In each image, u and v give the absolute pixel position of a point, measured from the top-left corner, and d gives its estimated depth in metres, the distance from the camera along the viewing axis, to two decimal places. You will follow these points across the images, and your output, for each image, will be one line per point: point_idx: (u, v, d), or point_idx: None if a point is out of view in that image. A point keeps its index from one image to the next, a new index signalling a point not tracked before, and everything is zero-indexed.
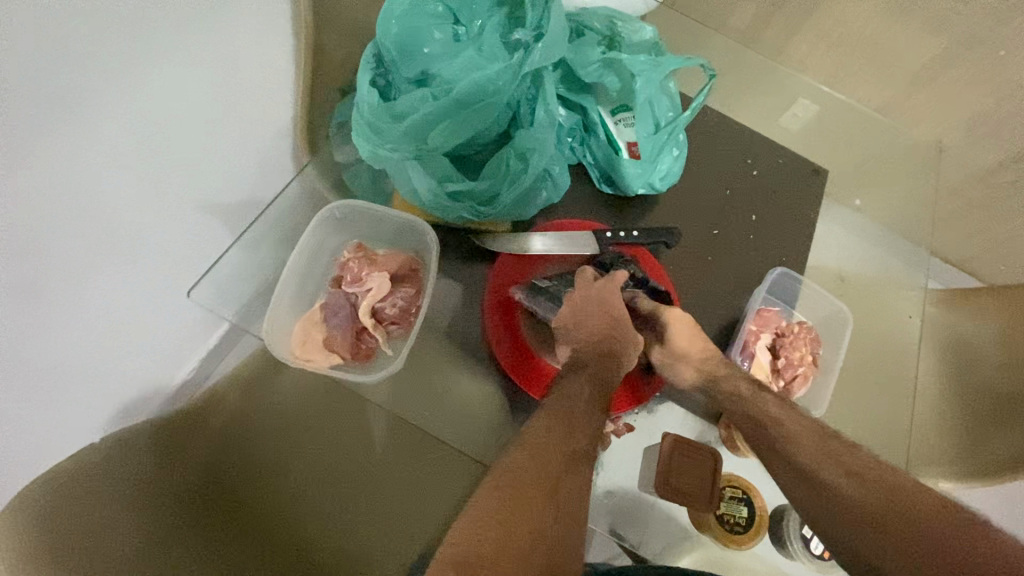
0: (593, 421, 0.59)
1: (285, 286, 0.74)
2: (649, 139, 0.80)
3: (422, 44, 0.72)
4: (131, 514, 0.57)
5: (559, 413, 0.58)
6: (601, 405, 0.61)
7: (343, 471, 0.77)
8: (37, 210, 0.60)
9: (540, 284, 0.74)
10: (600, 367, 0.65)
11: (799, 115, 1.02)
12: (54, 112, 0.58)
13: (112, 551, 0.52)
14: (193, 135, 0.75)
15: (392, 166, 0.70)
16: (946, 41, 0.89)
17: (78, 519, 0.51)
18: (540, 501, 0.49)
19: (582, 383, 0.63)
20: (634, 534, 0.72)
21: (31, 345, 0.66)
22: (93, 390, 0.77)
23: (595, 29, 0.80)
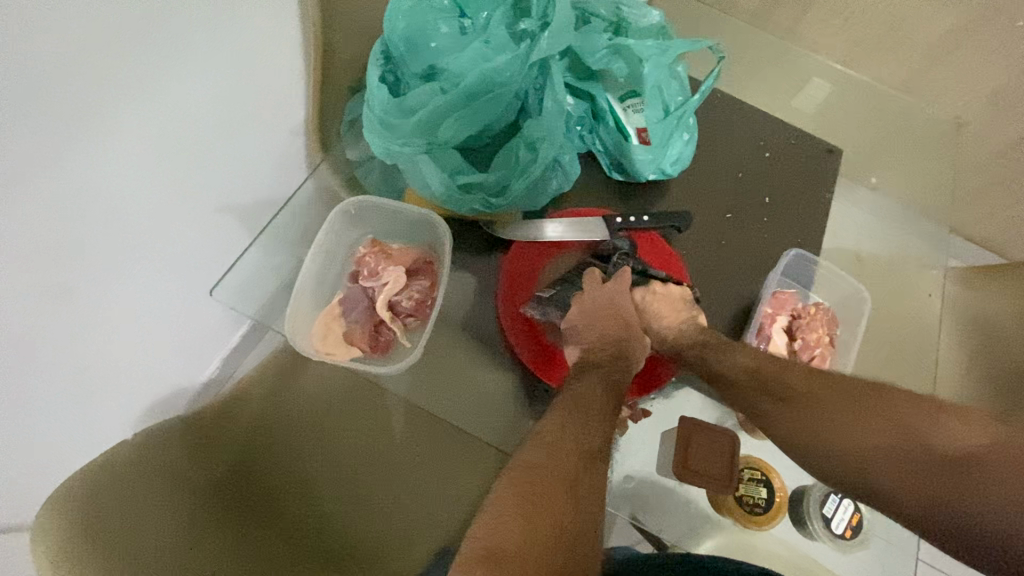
0: (607, 418, 0.59)
1: (304, 281, 0.75)
2: (659, 124, 0.79)
3: (429, 38, 0.72)
4: (161, 510, 0.59)
5: (574, 413, 0.58)
6: (614, 405, 0.61)
7: (365, 465, 0.78)
8: (67, 219, 0.62)
9: (545, 292, 0.73)
10: (612, 366, 0.65)
11: (813, 97, 1.01)
12: (79, 123, 0.60)
13: (144, 543, 0.54)
14: (210, 140, 0.77)
15: (404, 162, 0.71)
16: (965, 13, 0.86)
17: (113, 515, 0.53)
18: (559, 489, 0.50)
19: (593, 382, 0.63)
20: (656, 520, 0.72)
21: (65, 349, 0.69)
22: (123, 391, 0.81)
23: (601, 16, 0.79)
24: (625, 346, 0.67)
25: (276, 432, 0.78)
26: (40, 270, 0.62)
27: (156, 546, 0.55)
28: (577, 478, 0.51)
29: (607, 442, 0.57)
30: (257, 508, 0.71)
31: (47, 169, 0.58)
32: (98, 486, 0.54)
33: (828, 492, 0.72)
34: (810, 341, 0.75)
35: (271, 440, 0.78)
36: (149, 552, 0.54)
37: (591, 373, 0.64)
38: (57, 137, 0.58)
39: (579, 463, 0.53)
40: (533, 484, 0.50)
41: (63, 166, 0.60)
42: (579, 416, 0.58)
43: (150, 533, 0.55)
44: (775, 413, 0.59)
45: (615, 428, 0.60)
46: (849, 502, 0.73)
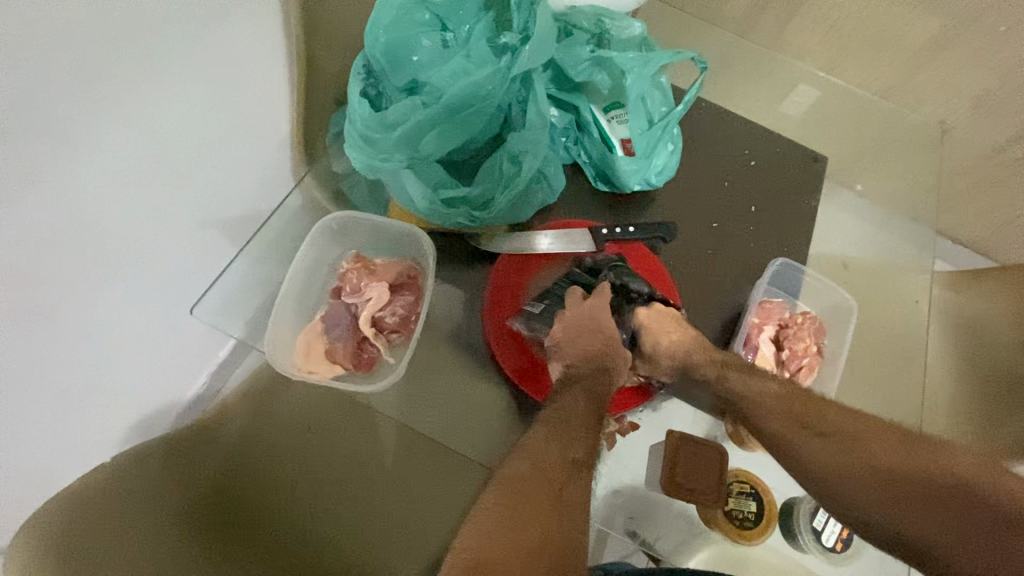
0: (591, 432, 0.59)
1: (286, 297, 0.75)
2: (643, 135, 0.79)
3: (411, 52, 0.72)
4: (136, 538, 0.57)
5: (556, 425, 0.58)
6: (597, 416, 0.60)
7: (350, 484, 0.77)
8: (46, 239, 0.62)
9: (533, 307, 0.72)
10: (596, 380, 0.64)
11: (800, 102, 1.01)
12: (59, 142, 0.59)
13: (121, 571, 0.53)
14: (194, 156, 0.77)
15: (387, 177, 0.71)
16: (946, 19, 0.87)
17: (87, 542, 0.52)
18: (542, 504, 0.50)
19: (576, 395, 0.62)
20: (652, 529, 0.72)
21: (46, 369, 0.68)
22: (106, 410, 0.80)
23: (583, 28, 0.79)
24: (612, 357, 0.65)
25: (261, 453, 0.78)
26: (18, 290, 0.61)
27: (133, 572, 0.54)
28: (560, 489, 0.52)
29: (592, 454, 0.57)
30: (237, 532, 0.70)
31: (26, 187, 0.57)
32: (71, 512, 0.53)
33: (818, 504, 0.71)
34: (796, 360, 0.74)
35: (256, 461, 0.77)
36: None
37: (574, 386, 0.63)
38: (35, 157, 0.58)
39: (564, 474, 0.53)
40: (517, 498, 0.50)
41: (42, 185, 0.59)
42: (567, 427, 0.58)
43: (129, 559, 0.54)
44: (792, 438, 0.59)
45: (599, 440, 0.59)
46: None
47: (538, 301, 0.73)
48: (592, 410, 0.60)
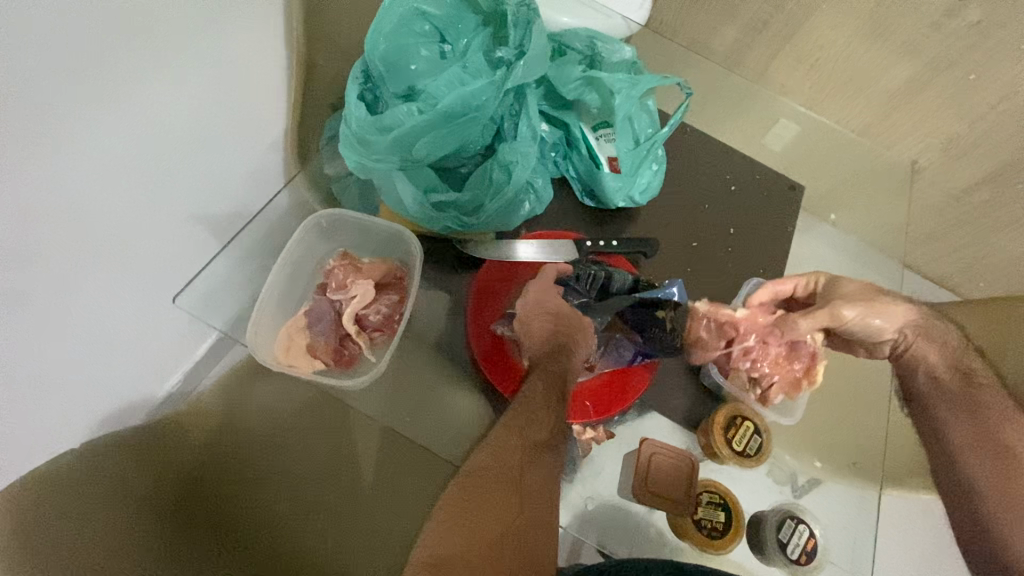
0: (552, 414, 0.62)
1: (270, 291, 0.74)
2: (629, 153, 0.82)
3: (409, 61, 0.73)
4: (110, 527, 0.57)
5: (519, 412, 0.63)
6: (557, 395, 0.63)
7: (327, 488, 0.78)
8: (34, 226, 0.63)
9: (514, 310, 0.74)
10: (551, 360, 0.65)
11: (783, 135, 1.10)
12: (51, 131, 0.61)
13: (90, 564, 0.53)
14: (188, 153, 0.78)
15: (378, 177, 0.72)
16: (919, 65, 0.92)
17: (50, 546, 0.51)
18: (503, 492, 0.55)
19: (536, 379, 0.65)
20: (627, 547, 0.71)
21: (27, 358, 0.68)
22: (89, 402, 0.80)
23: (576, 49, 0.82)
24: (568, 335, 0.65)
25: (234, 441, 0.77)
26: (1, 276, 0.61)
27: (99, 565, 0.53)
28: (521, 478, 0.56)
29: (549, 435, 0.61)
30: (213, 529, 0.70)
31: (11, 179, 0.59)
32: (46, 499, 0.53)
33: (783, 517, 0.71)
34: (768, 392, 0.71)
35: (228, 450, 0.76)
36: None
37: (535, 374, 0.66)
38: (26, 143, 0.59)
39: (523, 461, 0.58)
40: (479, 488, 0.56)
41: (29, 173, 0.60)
42: (529, 408, 0.63)
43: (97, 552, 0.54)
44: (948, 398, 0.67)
45: (560, 417, 0.63)
46: (804, 528, 0.70)
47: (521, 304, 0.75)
48: (556, 390, 0.63)
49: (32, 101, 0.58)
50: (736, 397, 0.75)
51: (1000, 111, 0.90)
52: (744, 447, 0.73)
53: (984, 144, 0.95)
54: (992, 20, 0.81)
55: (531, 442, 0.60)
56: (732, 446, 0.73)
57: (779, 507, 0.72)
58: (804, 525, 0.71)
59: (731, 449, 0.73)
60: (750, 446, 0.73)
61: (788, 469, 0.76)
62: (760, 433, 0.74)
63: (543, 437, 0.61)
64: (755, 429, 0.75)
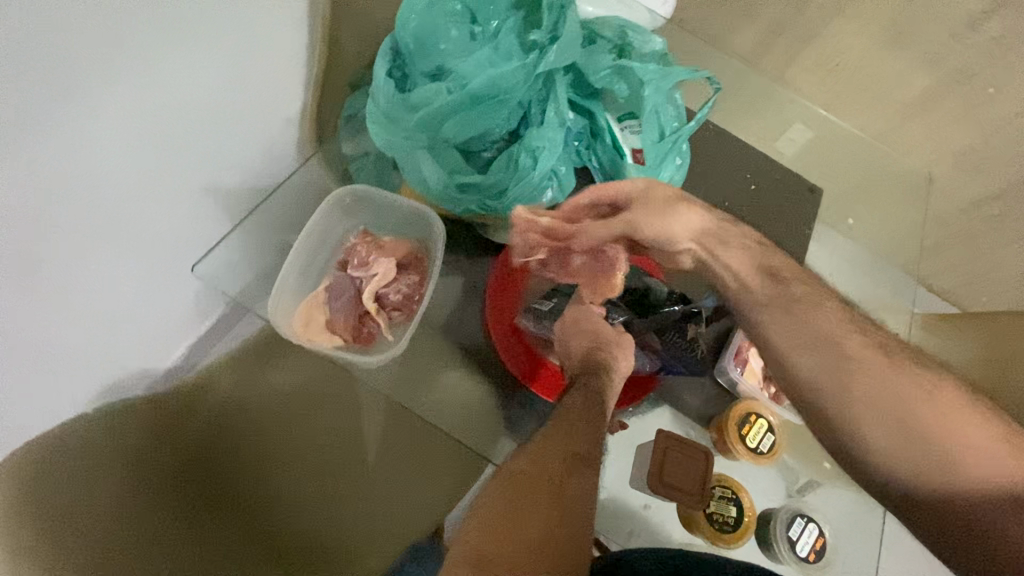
0: (594, 425, 0.60)
1: (291, 265, 0.75)
2: (654, 146, 0.81)
3: (439, 39, 0.72)
4: (105, 507, 0.56)
5: (563, 426, 0.59)
6: (597, 407, 0.62)
7: (333, 473, 0.78)
8: (39, 183, 0.62)
9: (541, 305, 0.75)
10: (591, 376, 0.65)
11: (794, 139, 1.05)
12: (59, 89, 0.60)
13: (85, 534, 0.53)
14: (206, 124, 0.77)
15: (404, 155, 0.73)
16: (940, 75, 0.94)
17: (50, 509, 0.51)
18: (541, 492, 0.50)
19: (575, 395, 0.63)
20: (631, 539, 0.71)
21: (27, 316, 0.67)
22: (82, 370, 0.77)
23: (606, 37, 0.82)
24: (608, 350, 0.67)
25: (245, 418, 0.77)
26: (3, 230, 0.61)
27: (94, 537, 0.53)
28: (563, 491, 0.51)
29: (593, 449, 0.58)
30: (214, 503, 0.70)
31: (21, 135, 0.59)
32: (42, 472, 0.52)
33: (794, 514, 0.71)
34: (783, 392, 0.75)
35: (239, 427, 0.76)
36: (91, 564, 0.52)
37: (575, 389, 0.64)
38: (39, 103, 0.59)
39: (563, 470, 0.54)
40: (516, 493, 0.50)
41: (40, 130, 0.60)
42: (571, 418, 0.60)
43: (95, 520, 0.54)
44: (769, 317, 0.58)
45: (602, 431, 0.61)
46: (814, 526, 0.72)
47: (547, 300, 0.75)
48: (598, 405, 0.62)
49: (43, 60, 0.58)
50: (751, 395, 0.75)
51: (1017, 125, 0.92)
52: (757, 445, 0.73)
53: (998, 158, 0.97)
54: (1015, 34, 0.84)
55: (575, 454, 0.56)
56: (746, 443, 0.73)
57: (790, 505, 0.73)
58: (813, 523, 0.72)
59: (744, 445, 0.73)
60: (763, 444, 0.74)
61: (794, 471, 0.76)
62: (773, 432, 0.75)
63: (585, 449, 0.57)
64: (769, 427, 0.75)
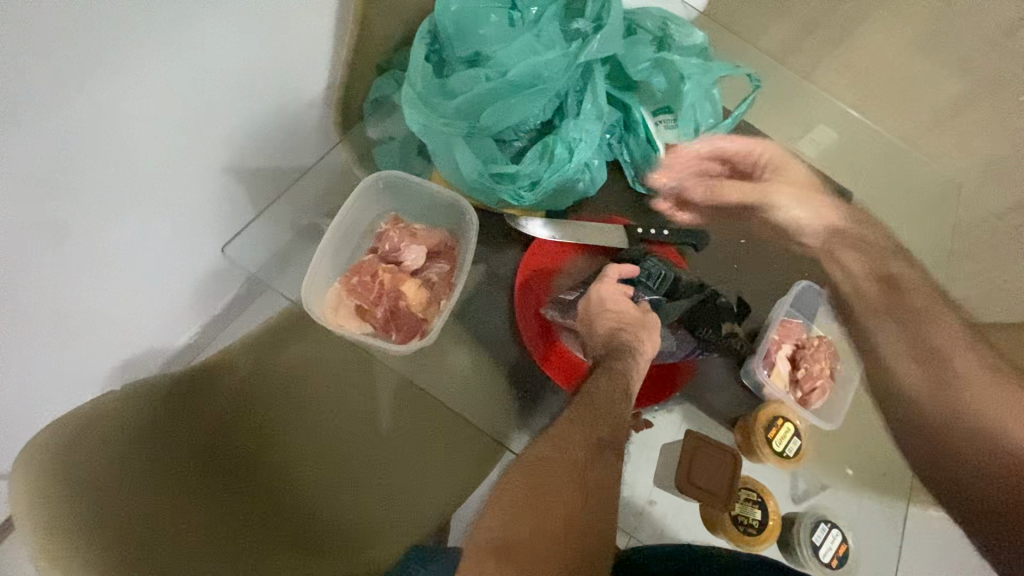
0: (615, 411, 0.68)
1: (324, 253, 0.74)
2: (689, 143, 0.81)
3: (477, 25, 0.71)
4: (135, 483, 0.56)
5: (584, 408, 0.69)
6: (619, 394, 0.70)
7: (350, 453, 0.78)
8: (66, 156, 0.60)
9: (569, 296, 0.77)
10: (615, 359, 0.71)
11: (817, 141, 1.00)
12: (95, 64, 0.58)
13: (118, 510, 0.52)
14: (236, 100, 0.76)
15: (440, 141, 0.72)
16: (973, 82, 0.99)
17: (83, 486, 0.51)
18: (564, 483, 0.63)
19: (600, 378, 0.71)
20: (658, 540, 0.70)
21: (37, 284, 0.66)
22: (91, 341, 0.78)
23: (647, 28, 0.81)
24: (631, 332, 0.72)
25: (263, 398, 0.77)
26: None
27: (127, 514, 0.53)
28: (581, 474, 0.64)
29: (612, 438, 0.68)
30: (237, 478, 0.70)
31: (56, 111, 0.57)
32: (71, 448, 0.52)
33: (818, 519, 0.72)
34: (810, 396, 0.76)
35: (257, 406, 0.76)
36: (127, 535, 0.52)
37: (597, 372, 0.72)
38: (78, 77, 0.57)
39: (585, 453, 0.66)
40: (541, 483, 0.62)
41: (76, 103, 0.58)
42: (594, 406, 0.69)
43: (126, 497, 0.54)
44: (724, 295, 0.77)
45: (622, 417, 0.69)
46: (837, 532, 0.73)
47: (575, 291, 0.77)
48: (619, 386, 0.70)
49: (88, 32, 0.55)
50: (778, 398, 0.74)
51: None
52: (784, 449, 0.74)
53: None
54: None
55: (596, 439, 0.67)
56: (772, 447, 0.73)
57: (813, 510, 0.74)
58: (837, 529, 0.73)
59: (771, 449, 0.73)
60: (789, 448, 0.74)
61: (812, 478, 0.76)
62: (799, 436, 0.75)
63: (608, 428, 0.68)
64: (795, 432, 0.75)
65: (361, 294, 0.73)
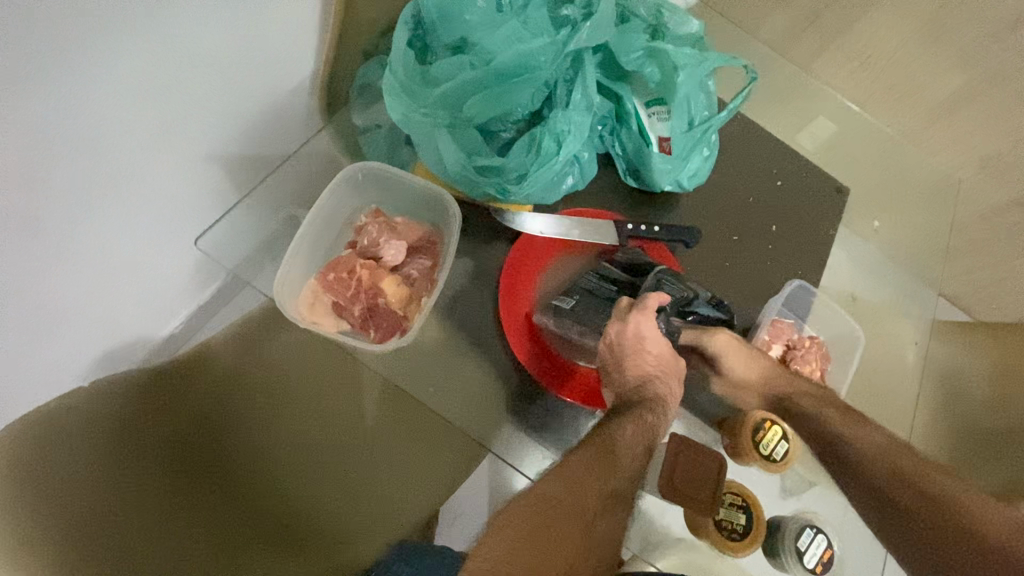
0: (635, 463, 0.58)
1: (299, 245, 0.71)
2: (682, 136, 0.78)
3: (462, 8, 0.68)
4: (103, 486, 0.54)
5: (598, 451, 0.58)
6: (642, 447, 0.60)
7: (329, 454, 0.76)
8: (30, 146, 0.57)
9: (564, 301, 0.72)
10: (645, 408, 0.63)
11: (816, 134, 1.02)
12: (58, 50, 0.55)
13: (83, 515, 0.50)
14: (216, 89, 0.73)
15: (420, 132, 0.69)
16: (971, 76, 0.90)
17: (47, 491, 0.48)
18: (572, 526, 0.51)
19: (622, 425, 0.61)
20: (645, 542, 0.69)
21: (18, 279, 0.64)
22: (71, 338, 0.76)
23: (640, 16, 0.78)
24: (665, 383, 0.66)
25: (239, 396, 0.75)
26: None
27: (93, 519, 0.51)
28: (588, 522, 0.52)
29: (626, 486, 0.57)
30: (210, 480, 0.67)
31: (21, 101, 0.54)
32: (36, 448, 0.49)
33: (804, 525, 0.71)
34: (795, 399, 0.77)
35: (232, 405, 0.74)
36: (92, 542, 0.50)
37: (624, 419, 0.62)
38: (44, 65, 0.54)
39: (598, 503, 0.54)
40: (542, 510, 0.51)
41: (42, 93, 0.56)
42: (611, 448, 0.58)
43: (93, 502, 0.52)
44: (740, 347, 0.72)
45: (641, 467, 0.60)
46: (823, 538, 0.71)
47: (569, 296, 0.73)
48: (648, 439, 0.61)
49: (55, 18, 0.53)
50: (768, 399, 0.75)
51: None
52: (771, 451, 0.72)
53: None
54: None
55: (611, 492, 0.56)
56: (759, 449, 0.72)
57: (799, 515, 0.72)
58: (822, 535, 0.71)
59: (758, 451, 0.72)
60: (777, 451, 0.72)
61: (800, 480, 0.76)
62: (788, 439, 0.73)
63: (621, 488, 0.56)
64: (784, 434, 0.73)
65: (336, 291, 0.71)
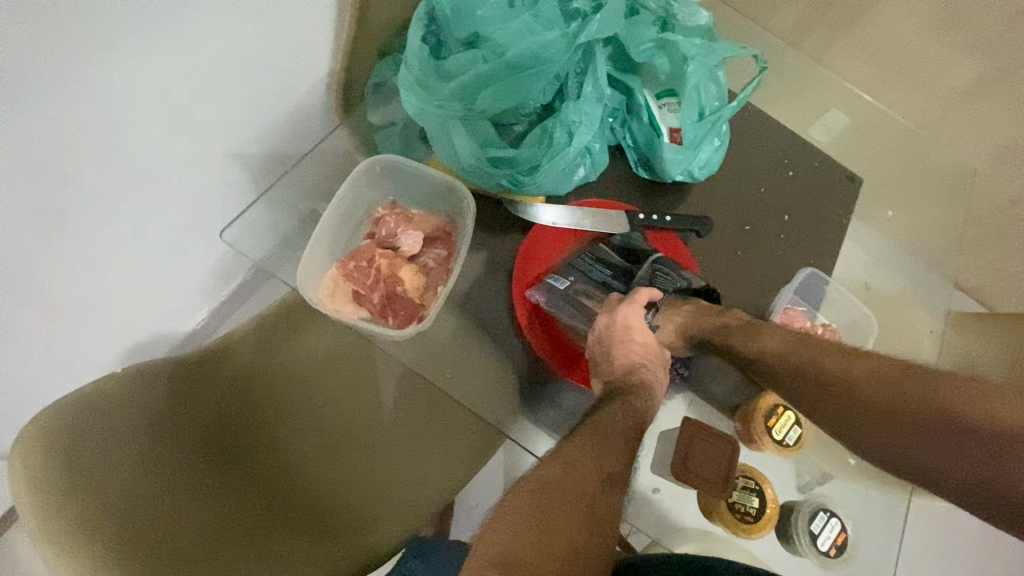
0: (627, 449, 0.59)
1: (320, 236, 0.74)
2: (693, 126, 0.79)
3: (475, 5, 0.70)
4: (134, 469, 0.57)
5: (597, 436, 0.58)
6: (635, 430, 0.61)
7: (350, 441, 0.78)
8: (64, 144, 0.60)
9: (558, 282, 0.73)
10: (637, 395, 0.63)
11: (830, 126, 0.98)
12: (90, 51, 0.57)
13: (115, 496, 0.53)
14: (234, 87, 0.75)
15: (435, 124, 0.71)
16: (987, 66, 0.93)
17: (78, 471, 0.51)
18: (572, 510, 0.51)
19: (615, 410, 0.61)
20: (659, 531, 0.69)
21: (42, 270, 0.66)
22: (96, 330, 0.79)
23: (650, 8, 0.79)
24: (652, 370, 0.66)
25: (264, 386, 0.77)
26: (29, 191, 0.60)
27: (124, 499, 0.54)
28: (591, 507, 0.53)
29: (628, 471, 0.58)
30: (238, 465, 0.70)
31: (53, 101, 0.57)
32: (68, 434, 0.52)
33: (817, 508, 0.71)
34: None
35: (258, 394, 0.76)
36: (124, 521, 0.52)
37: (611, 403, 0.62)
38: (75, 65, 0.57)
39: (597, 486, 0.55)
40: (553, 492, 0.52)
41: (73, 92, 0.58)
42: (607, 438, 0.59)
43: (124, 482, 0.55)
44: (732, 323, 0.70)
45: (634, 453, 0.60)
46: (836, 522, 0.71)
47: (563, 278, 0.74)
48: (635, 424, 0.61)
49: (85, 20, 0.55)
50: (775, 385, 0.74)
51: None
52: (784, 437, 0.73)
53: None
54: None
55: (609, 475, 0.56)
56: (772, 434, 0.73)
57: (813, 499, 0.72)
58: (836, 518, 0.72)
59: (770, 437, 0.73)
60: (789, 436, 0.73)
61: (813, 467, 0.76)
62: (800, 424, 0.74)
63: (617, 471, 0.57)
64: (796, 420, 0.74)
65: (357, 278, 0.73)
